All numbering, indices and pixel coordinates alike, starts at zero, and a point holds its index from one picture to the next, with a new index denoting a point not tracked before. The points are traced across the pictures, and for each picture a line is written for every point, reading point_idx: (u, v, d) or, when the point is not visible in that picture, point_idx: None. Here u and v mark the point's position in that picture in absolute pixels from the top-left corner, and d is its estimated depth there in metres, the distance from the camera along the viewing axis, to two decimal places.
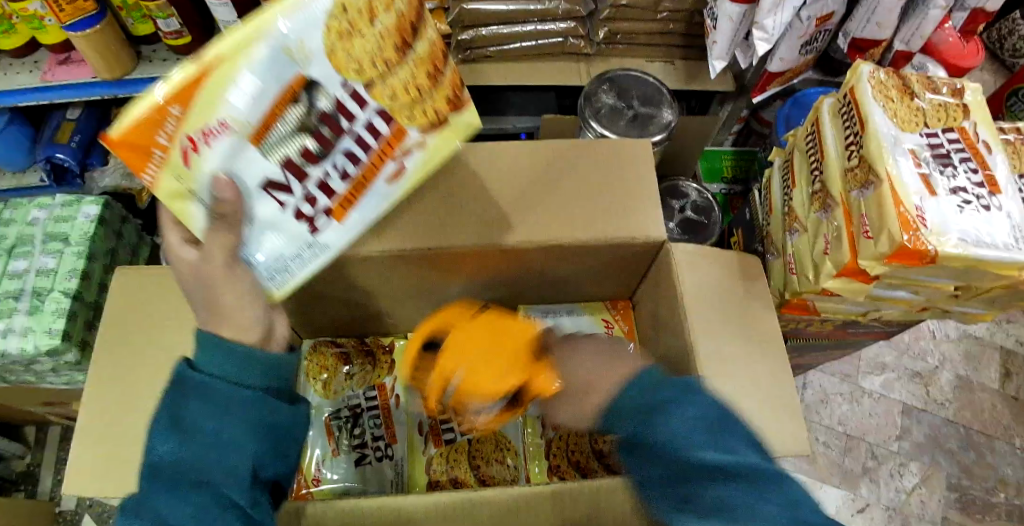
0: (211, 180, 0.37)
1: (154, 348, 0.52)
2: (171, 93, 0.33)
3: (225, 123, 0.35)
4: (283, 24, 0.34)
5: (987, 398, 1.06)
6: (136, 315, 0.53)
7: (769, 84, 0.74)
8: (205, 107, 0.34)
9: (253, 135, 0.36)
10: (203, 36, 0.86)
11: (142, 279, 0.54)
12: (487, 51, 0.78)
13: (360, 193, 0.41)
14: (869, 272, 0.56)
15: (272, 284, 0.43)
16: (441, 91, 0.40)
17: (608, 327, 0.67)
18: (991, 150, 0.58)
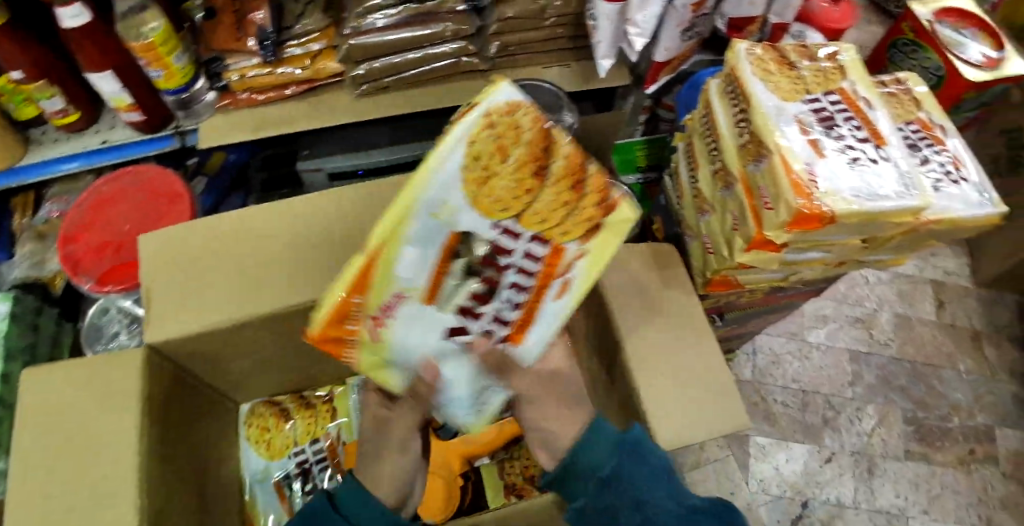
0: (401, 348, 0.48)
1: (72, 446, 0.49)
2: (349, 287, 0.42)
3: (401, 295, 0.45)
4: (427, 195, 0.41)
5: (926, 331, 1.11)
6: (52, 416, 0.50)
7: (659, 75, 0.75)
8: (383, 289, 0.44)
9: (426, 296, 0.46)
10: (92, 111, 0.83)
11: (58, 376, 0.51)
12: (384, 82, 0.78)
13: (531, 315, 0.49)
14: (776, 242, 0.57)
15: (467, 418, 0.53)
16: (586, 200, 0.44)
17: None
18: (872, 106, 0.60)
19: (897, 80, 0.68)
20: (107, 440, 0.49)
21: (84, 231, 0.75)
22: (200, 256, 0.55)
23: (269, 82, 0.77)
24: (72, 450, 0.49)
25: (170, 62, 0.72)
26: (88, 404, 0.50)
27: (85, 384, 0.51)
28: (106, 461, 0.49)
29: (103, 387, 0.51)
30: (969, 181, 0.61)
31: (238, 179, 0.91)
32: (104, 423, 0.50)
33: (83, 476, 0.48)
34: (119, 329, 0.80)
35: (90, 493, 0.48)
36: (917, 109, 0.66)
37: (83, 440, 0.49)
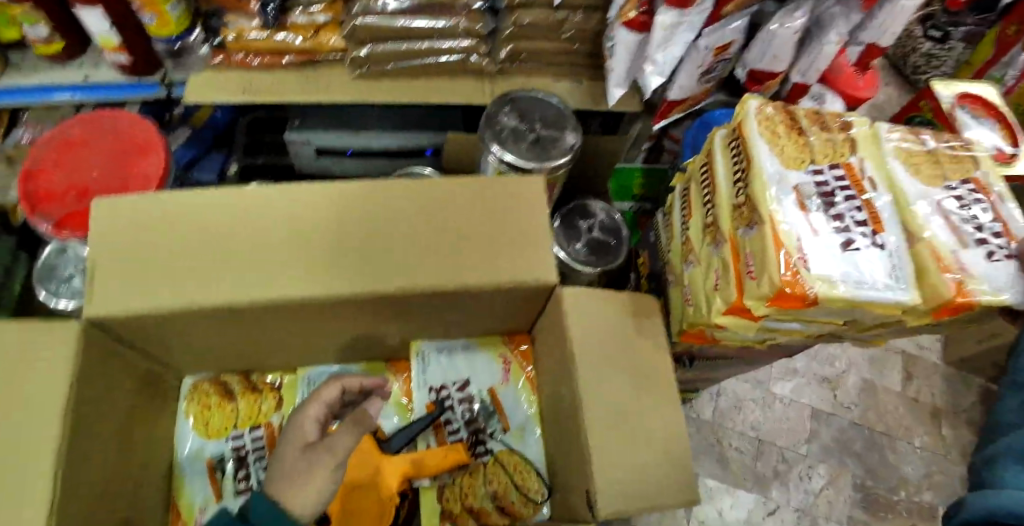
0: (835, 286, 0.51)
1: None
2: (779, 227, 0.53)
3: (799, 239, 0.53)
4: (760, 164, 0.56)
5: (891, 401, 1.11)
6: None
7: (670, 111, 0.74)
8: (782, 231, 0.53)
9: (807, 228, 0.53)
10: (77, 43, 0.79)
11: None
12: (386, 68, 0.74)
13: (875, 223, 0.56)
14: (754, 312, 0.55)
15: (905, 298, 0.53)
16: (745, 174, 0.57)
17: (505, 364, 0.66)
18: (876, 189, 0.58)
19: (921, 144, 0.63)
20: (29, 411, 0.47)
21: (50, 169, 0.72)
22: (159, 228, 0.52)
23: (268, 47, 0.73)
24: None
25: (166, 9, 0.69)
26: (15, 369, 0.48)
27: (16, 349, 0.48)
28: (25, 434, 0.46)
29: (28, 352, 0.48)
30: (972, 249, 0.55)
31: (222, 137, 0.88)
32: (30, 394, 0.47)
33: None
34: (74, 274, 0.77)
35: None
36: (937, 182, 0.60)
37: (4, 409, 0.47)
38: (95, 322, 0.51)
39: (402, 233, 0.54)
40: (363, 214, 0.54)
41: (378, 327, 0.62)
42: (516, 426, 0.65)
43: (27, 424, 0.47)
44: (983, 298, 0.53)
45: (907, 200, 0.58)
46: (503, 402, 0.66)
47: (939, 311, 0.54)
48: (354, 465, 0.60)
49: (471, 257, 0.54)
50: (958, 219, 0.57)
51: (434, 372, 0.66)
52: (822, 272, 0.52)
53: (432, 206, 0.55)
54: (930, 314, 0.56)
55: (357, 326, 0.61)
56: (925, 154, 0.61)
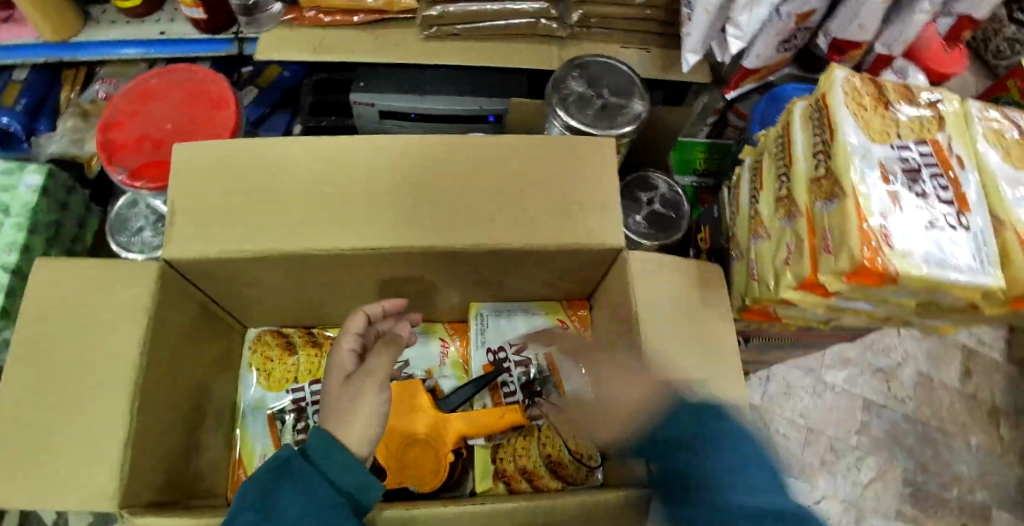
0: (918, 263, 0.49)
1: (85, 339, 0.49)
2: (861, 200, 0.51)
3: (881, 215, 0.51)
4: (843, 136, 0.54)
5: (947, 397, 1.07)
6: (68, 304, 0.49)
7: (743, 81, 0.72)
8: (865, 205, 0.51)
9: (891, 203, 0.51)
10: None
11: (74, 269, 0.50)
12: (454, 29, 0.74)
13: (959, 203, 0.53)
14: (828, 288, 0.54)
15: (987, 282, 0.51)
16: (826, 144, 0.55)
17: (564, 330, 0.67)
18: (964, 166, 0.55)
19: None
20: (116, 344, 0.49)
21: (126, 121, 0.74)
22: (243, 174, 0.54)
23: (340, 5, 0.74)
24: (82, 347, 0.48)
25: None
26: (103, 303, 0.50)
27: (105, 283, 0.50)
28: (112, 364, 0.48)
29: (117, 288, 0.50)
30: None
31: (288, 96, 0.89)
32: (118, 326, 0.49)
33: (88, 366, 0.48)
34: (145, 225, 0.80)
35: (88, 387, 0.47)
36: None
37: (92, 339, 0.49)
38: (166, 265, 0.52)
39: (477, 193, 0.54)
40: (437, 170, 0.55)
41: (442, 285, 0.62)
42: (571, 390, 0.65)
43: (114, 356, 0.48)
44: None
45: (995, 183, 0.55)
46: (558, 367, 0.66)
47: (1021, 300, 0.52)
48: (404, 415, 0.62)
49: (543, 218, 0.54)
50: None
51: (493, 334, 0.67)
52: (906, 248, 0.49)
53: (505, 167, 0.55)
54: (1008, 303, 0.53)
55: (422, 282, 0.62)
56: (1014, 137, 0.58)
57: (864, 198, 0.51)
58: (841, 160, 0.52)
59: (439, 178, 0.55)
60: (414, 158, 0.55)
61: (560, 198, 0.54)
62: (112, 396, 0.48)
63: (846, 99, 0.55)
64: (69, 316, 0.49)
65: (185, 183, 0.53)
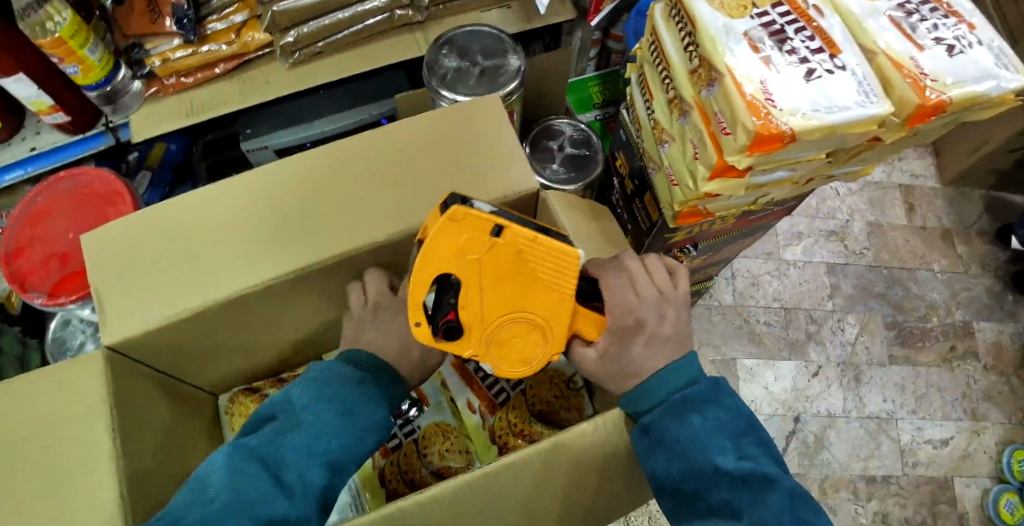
0: (807, 114, 0.51)
1: (50, 465, 0.47)
2: (739, 75, 0.53)
3: (761, 83, 0.53)
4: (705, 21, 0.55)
5: (900, 236, 1.11)
6: (19, 438, 0.48)
7: (601, 4, 0.73)
8: (744, 78, 0.52)
9: (767, 69, 0.53)
10: (13, 120, 0.78)
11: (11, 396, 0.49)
12: (316, 48, 0.74)
13: (830, 48, 0.55)
14: (738, 168, 0.56)
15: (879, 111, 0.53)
16: (693, 36, 0.57)
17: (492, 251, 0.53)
18: (823, 13, 0.57)
19: None
20: (76, 460, 0.48)
21: (28, 246, 0.72)
22: (148, 247, 0.53)
23: (196, 63, 0.73)
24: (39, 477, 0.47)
25: (84, 55, 0.68)
26: (52, 424, 0.48)
27: (47, 405, 0.49)
28: (76, 480, 0.47)
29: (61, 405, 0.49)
30: (932, 48, 0.55)
31: (182, 170, 0.87)
32: (72, 443, 0.48)
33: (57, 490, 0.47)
34: (85, 340, 0.78)
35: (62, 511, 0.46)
36: None
37: (48, 466, 0.47)
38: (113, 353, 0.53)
39: (386, 188, 0.55)
40: (342, 179, 0.55)
41: None
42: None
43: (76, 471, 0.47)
44: (951, 94, 0.53)
45: (856, 19, 0.57)
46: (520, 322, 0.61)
47: (914, 119, 0.54)
48: (433, 254, 0.45)
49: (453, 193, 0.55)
50: (910, 26, 0.57)
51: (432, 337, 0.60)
52: (793, 105, 0.51)
53: (404, 154, 0.56)
54: (904, 126, 0.55)
55: (363, 289, 0.62)
56: None
57: (741, 73, 0.53)
58: (709, 46, 0.54)
59: (343, 189, 0.55)
60: (314, 180, 0.55)
61: (465, 164, 0.56)
62: (87, 511, 0.46)
63: None
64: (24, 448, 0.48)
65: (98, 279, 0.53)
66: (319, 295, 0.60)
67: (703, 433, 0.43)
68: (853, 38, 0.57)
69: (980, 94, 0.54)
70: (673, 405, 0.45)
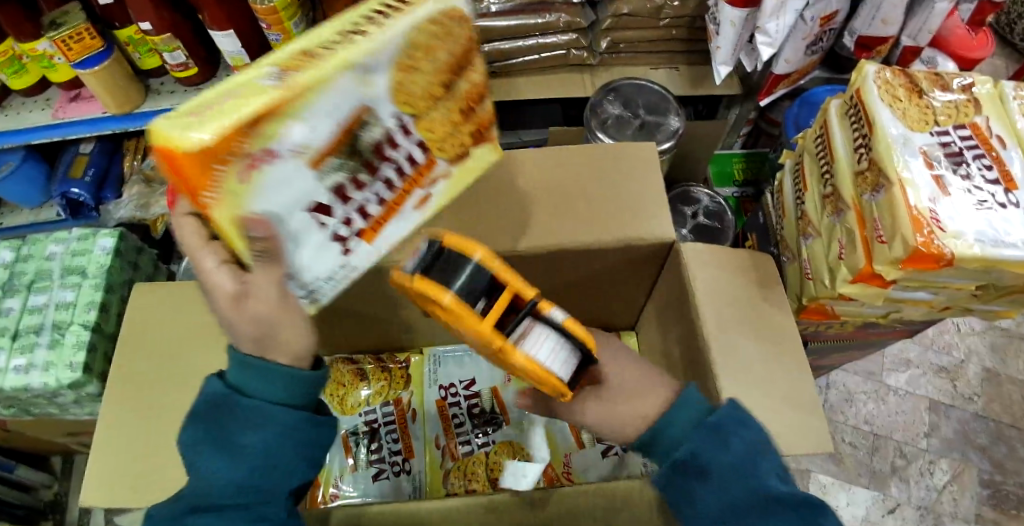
0: (972, 242, 0.50)
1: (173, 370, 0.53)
2: (910, 190, 0.52)
3: (932, 201, 0.51)
4: (883, 126, 0.55)
5: (1017, 391, 1.04)
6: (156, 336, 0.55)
7: (775, 87, 0.74)
8: (914, 192, 0.52)
9: (939, 189, 0.52)
10: (208, 67, 0.87)
11: (155, 297, 0.56)
12: (490, 68, 0.78)
13: (1006, 180, 0.54)
14: (885, 278, 0.55)
15: None
16: (867, 139, 0.57)
17: (223, 189, 0.32)
18: (1006, 145, 0.56)
19: None
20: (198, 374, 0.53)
21: None
22: None
23: None
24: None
25: (289, 26, 0.76)
26: (185, 333, 0.55)
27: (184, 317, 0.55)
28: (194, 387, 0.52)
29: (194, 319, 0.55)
30: None
31: None
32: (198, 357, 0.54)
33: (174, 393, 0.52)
34: None
35: (174, 411, 0.52)
36: None
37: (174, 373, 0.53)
38: None
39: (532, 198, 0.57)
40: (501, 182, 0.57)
41: None
42: (372, 55, 0.33)
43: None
44: None
45: None
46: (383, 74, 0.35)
47: None
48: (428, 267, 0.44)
49: (593, 225, 0.56)
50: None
51: (309, 253, 0.41)
52: (961, 230, 0.50)
53: (557, 180, 0.58)
54: None
55: None
56: None
57: (912, 185, 0.52)
58: (882, 152, 0.54)
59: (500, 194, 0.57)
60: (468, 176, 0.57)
61: (614, 194, 0.57)
62: None
63: (878, 95, 0.57)
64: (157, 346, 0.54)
65: None
66: None
67: (706, 445, 0.38)
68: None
69: None
70: (679, 413, 0.40)
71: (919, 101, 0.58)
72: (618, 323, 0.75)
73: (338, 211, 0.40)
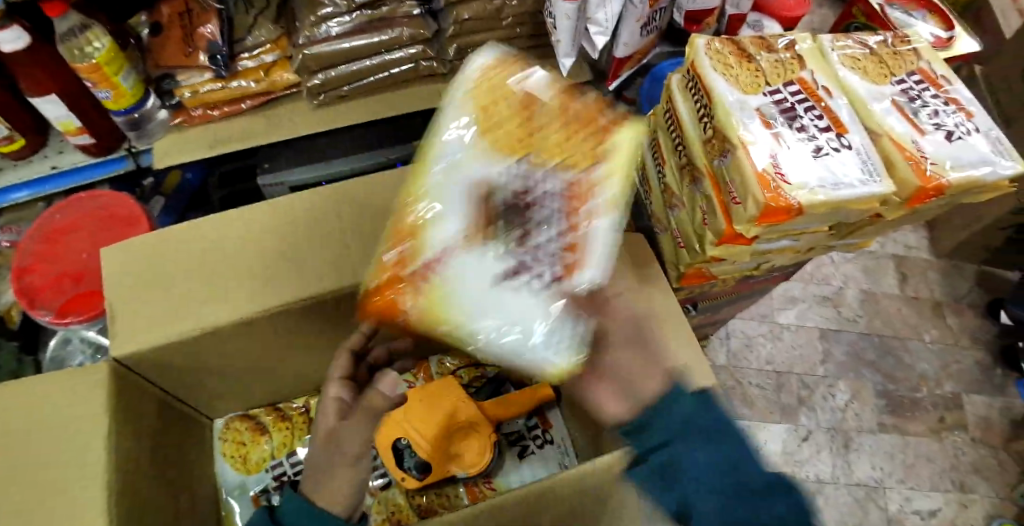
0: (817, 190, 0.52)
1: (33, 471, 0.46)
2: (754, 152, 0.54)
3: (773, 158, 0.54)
4: (721, 97, 0.58)
5: (892, 305, 1.14)
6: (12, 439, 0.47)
7: (620, 71, 0.76)
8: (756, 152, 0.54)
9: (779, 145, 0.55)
10: (37, 135, 0.79)
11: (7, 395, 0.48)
12: (342, 91, 0.77)
13: (837, 124, 0.58)
14: (747, 236, 0.56)
15: (880, 185, 0.54)
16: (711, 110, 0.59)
17: (426, 298, 0.42)
18: (832, 94, 0.60)
19: (863, 41, 0.66)
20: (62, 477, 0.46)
21: (41, 264, 0.72)
22: (162, 268, 0.53)
23: (224, 97, 0.76)
24: (26, 516, 0.44)
25: (118, 81, 0.69)
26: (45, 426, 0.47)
27: (37, 414, 0.47)
28: (64, 490, 0.45)
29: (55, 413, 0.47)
30: (929, 137, 0.58)
31: (196, 197, 0.91)
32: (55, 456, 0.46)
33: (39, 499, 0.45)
34: (82, 359, 0.77)
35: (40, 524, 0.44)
36: (889, 76, 0.63)
37: (32, 482, 0.45)
38: (117, 366, 0.51)
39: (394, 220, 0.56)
40: (362, 211, 0.56)
41: None
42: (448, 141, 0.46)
43: (66, 507, 0.44)
44: (950, 180, 0.55)
45: (863, 101, 0.61)
46: (455, 158, 0.45)
47: (917, 198, 0.56)
48: (448, 390, 0.64)
49: None
50: (912, 110, 0.60)
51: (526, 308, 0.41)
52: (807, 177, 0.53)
53: None
54: (906, 205, 0.57)
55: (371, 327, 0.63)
56: (868, 56, 0.65)
57: (756, 147, 0.54)
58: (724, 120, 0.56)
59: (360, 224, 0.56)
60: (328, 212, 0.56)
61: None
62: None
63: (711, 69, 0.59)
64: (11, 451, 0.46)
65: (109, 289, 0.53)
66: (329, 332, 0.61)
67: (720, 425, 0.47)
68: (861, 121, 0.60)
69: (977, 179, 0.56)
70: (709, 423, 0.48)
71: (749, 65, 0.60)
72: None
73: (528, 262, 0.42)
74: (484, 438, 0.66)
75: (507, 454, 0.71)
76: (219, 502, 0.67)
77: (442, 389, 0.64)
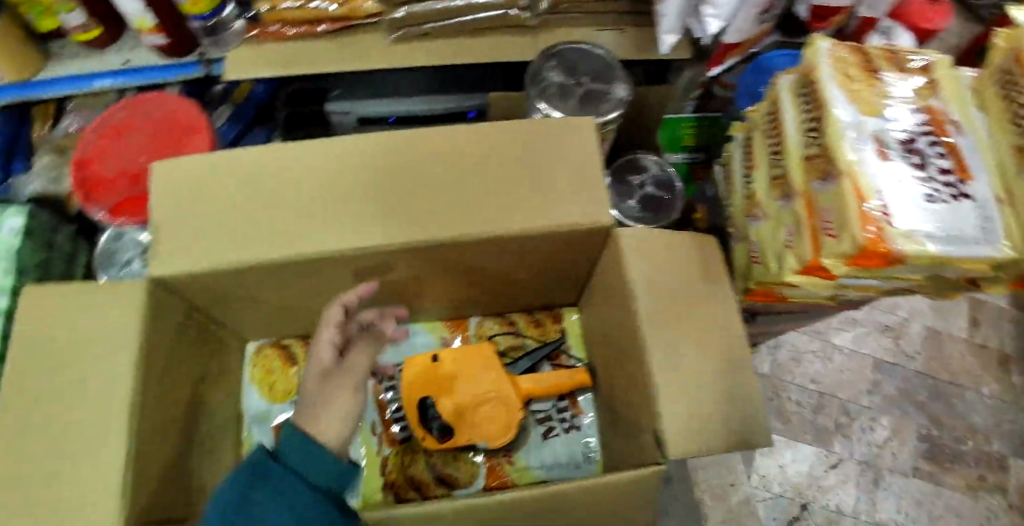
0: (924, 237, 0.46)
1: (72, 375, 0.46)
2: (860, 182, 0.47)
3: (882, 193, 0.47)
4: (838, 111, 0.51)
5: (956, 349, 1.07)
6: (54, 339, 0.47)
7: (725, 57, 0.73)
8: (864, 183, 0.47)
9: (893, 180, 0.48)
10: (114, 28, 0.78)
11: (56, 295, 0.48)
12: (424, 29, 0.73)
13: (962, 167, 0.51)
14: (831, 272, 0.51)
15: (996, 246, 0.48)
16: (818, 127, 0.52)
17: None
18: (961, 130, 0.53)
19: None
20: (95, 385, 0.46)
21: (99, 157, 0.72)
22: (218, 194, 0.52)
23: (300, 17, 0.72)
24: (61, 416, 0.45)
25: None
26: (85, 333, 0.47)
27: (80, 319, 0.47)
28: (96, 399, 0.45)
29: (95, 321, 0.47)
30: None
31: (263, 111, 0.89)
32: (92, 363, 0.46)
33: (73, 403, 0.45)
34: None
35: (71, 427, 0.45)
36: None
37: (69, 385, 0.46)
38: (155, 284, 0.50)
39: (459, 182, 0.53)
40: (426, 167, 0.53)
41: (436, 283, 0.62)
42: None
43: (96, 416, 0.45)
44: None
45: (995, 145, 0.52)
46: None
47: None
48: (483, 355, 0.64)
49: (526, 207, 0.52)
50: None
51: None
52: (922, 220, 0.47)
53: (489, 161, 0.53)
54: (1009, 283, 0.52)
55: (418, 284, 0.62)
56: None
57: (863, 175, 0.48)
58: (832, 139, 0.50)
59: (424, 179, 0.53)
60: (393, 162, 0.53)
61: (552, 179, 0.53)
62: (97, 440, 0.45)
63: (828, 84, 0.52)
64: (54, 351, 0.47)
65: (162, 206, 0.51)
66: (372, 282, 0.59)
67: None
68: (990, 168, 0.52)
69: None
70: None
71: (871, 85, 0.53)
72: (560, 301, 0.73)
73: None
74: (507, 411, 0.63)
75: (530, 433, 0.69)
76: (242, 425, 0.68)
77: (479, 351, 0.64)
